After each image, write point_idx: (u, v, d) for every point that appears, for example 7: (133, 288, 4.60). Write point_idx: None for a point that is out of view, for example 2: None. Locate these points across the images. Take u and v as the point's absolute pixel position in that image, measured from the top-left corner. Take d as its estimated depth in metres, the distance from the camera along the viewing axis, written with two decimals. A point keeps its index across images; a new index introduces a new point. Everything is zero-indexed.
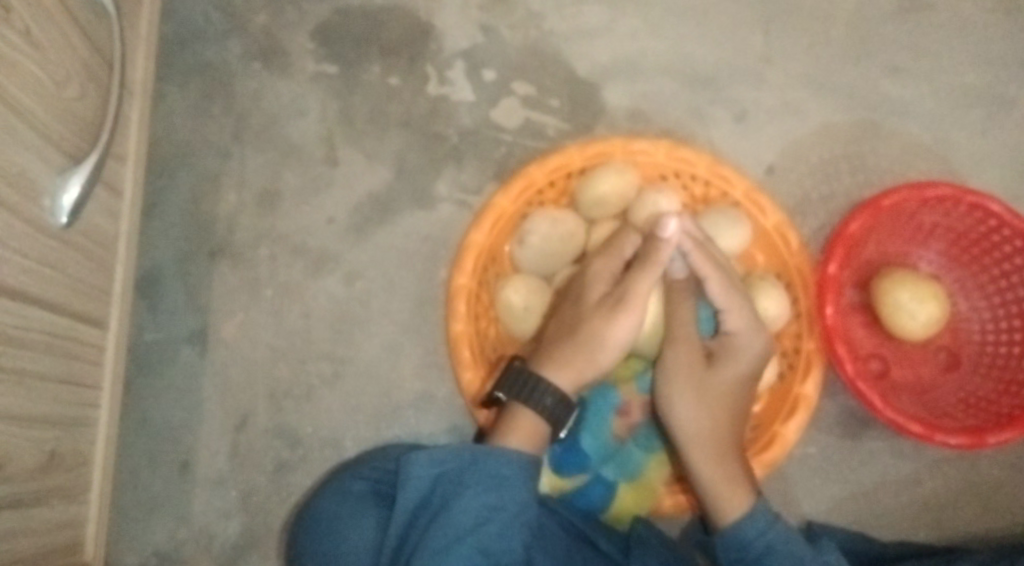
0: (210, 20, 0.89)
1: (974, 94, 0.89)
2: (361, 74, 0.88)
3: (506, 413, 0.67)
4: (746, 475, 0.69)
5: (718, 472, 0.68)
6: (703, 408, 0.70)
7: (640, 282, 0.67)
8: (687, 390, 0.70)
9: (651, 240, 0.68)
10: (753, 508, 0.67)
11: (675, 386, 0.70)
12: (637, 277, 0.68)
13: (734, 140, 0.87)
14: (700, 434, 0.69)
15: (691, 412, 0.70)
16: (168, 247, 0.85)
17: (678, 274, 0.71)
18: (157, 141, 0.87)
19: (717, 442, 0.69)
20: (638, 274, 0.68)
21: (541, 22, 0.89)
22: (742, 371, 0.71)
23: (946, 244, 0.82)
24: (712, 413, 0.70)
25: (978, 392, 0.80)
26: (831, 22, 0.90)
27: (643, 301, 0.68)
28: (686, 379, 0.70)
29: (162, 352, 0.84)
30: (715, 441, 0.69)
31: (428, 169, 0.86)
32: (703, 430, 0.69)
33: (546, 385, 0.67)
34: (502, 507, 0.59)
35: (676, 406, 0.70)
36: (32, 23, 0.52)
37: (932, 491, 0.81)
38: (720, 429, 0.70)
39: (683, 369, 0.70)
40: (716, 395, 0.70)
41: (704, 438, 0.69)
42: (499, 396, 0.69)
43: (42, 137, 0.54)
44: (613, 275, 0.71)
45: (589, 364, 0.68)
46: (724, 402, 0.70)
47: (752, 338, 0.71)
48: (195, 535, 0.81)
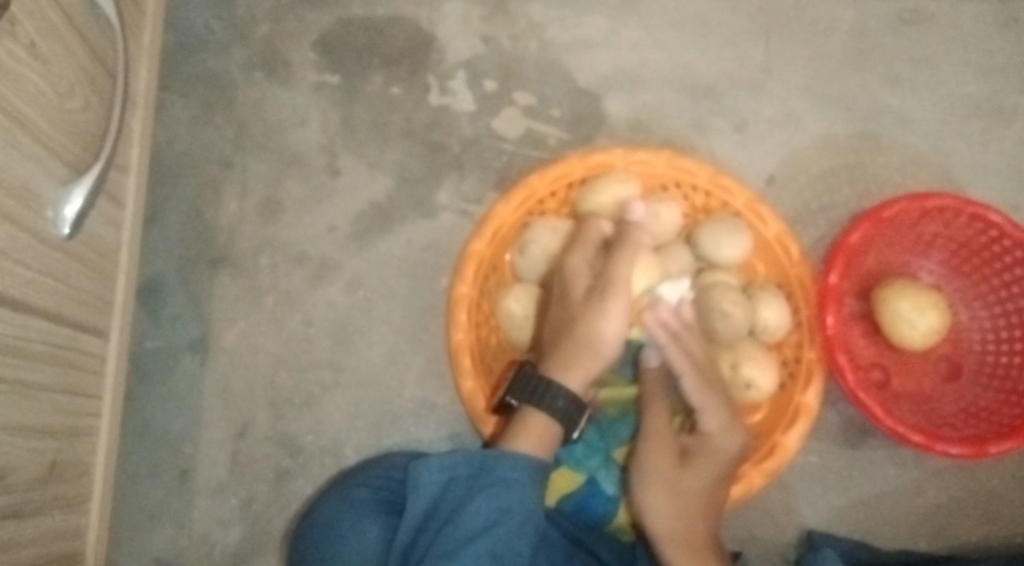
0: (213, 30, 0.90)
1: (973, 105, 0.89)
2: (363, 84, 0.88)
3: (516, 418, 0.66)
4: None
5: (687, 564, 0.65)
6: (674, 500, 0.68)
7: (620, 266, 0.66)
8: (658, 484, 0.69)
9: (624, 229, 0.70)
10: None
11: (648, 483, 0.69)
12: (617, 262, 0.66)
13: (734, 149, 0.88)
14: (672, 529, 0.67)
15: (663, 508, 0.68)
16: (170, 256, 0.86)
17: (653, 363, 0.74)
18: (159, 149, 0.87)
19: (686, 534, 0.66)
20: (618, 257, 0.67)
21: (542, 33, 0.89)
22: (715, 466, 0.69)
23: (947, 253, 0.82)
24: (682, 508, 0.67)
25: (978, 402, 0.80)
26: (831, 32, 0.90)
27: (627, 288, 0.66)
28: (660, 477, 0.69)
29: (164, 361, 0.84)
30: (686, 532, 0.66)
31: (429, 178, 0.87)
32: (674, 524, 0.67)
33: (557, 387, 0.66)
34: (510, 511, 0.58)
35: (646, 499, 0.69)
36: (36, 35, 0.52)
37: (933, 501, 0.81)
38: (690, 522, 0.67)
39: (657, 464, 0.69)
40: (687, 489, 0.68)
41: (674, 533, 0.66)
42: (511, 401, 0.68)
43: (45, 148, 0.54)
44: (590, 263, 0.70)
45: (592, 359, 0.66)
46: (695, 495, 0.68)
47: (727, 439, 0.70)
48: (195, 544, 0.81)
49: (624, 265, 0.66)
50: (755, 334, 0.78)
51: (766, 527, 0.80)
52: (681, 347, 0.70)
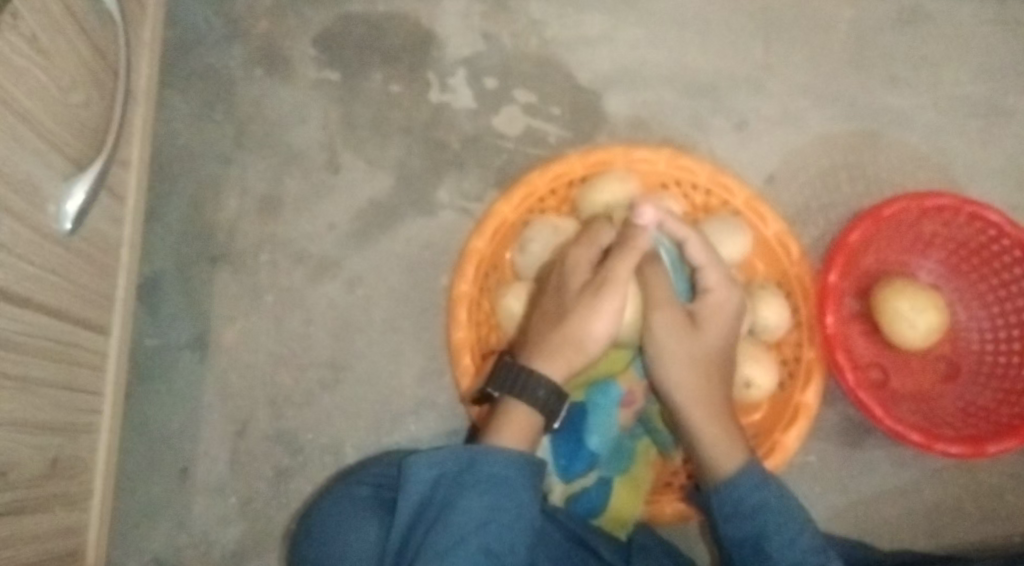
0: (212, 26, 0.89)
1: (972, 105, 0.89)
2: (363, 82, 0.88)
3: (497, 410, 0.66)
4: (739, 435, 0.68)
5: (715, 429, 0.67)
6: (694, 371, 0.68)
7: (620, 268, 0.68)
8: (676, 353, 0.68)
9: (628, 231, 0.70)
10: (748, 462, 0.66)
11: (665, 352, 0.69)
12: (619, 260, 0.68)
13: (735, 148, 0.88)
14: (695, 393, 0.68)
15: (684, 376, 0.68)
16: (169, 253, 0.85)
17: (651, 243, 0.71)
18: (159, 146, 0.87)
19: (709, 401, 0.68)
20: (616, 260, 0.69)
21: (543, 31, 0.89)
22: (722, 325, 0.70)
23: (945, 253, 0.83)
24: (703, 375, 0.68)
25: (977, 401, 0.80)
26: (830, 31, 0.90)
27: (622, 288, 0.68)
28: (675, 344, 0.68)
29: (163, 358, 0.84)
30: (709, 400, 0.68)
31: (429, 176, 0.86)
32: (697, 388, 0.68)
33: (537, 376, 0.66)
34: (500, 507, 0.59)
35: (667, 371, 0.69)
36: (39, 30, 0.52)
37: (932, 499, 0.81)
38: (710, 387, 0.68)
39: (670, 330, 0.69)
40: (704, 355, 0.69)
41: (698, 400, 0.68)
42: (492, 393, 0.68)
43: (47, 143, 0.54)
44: (593, 262, 0.71)
45: (578, 355, 0.67)
46: (711, 361, 0.69)
47: (728, 297, 0.71)
48: (194, 541, 0.80)
49: (625, 265, 0.68)
50: (755, 332, 0.78)
51: None
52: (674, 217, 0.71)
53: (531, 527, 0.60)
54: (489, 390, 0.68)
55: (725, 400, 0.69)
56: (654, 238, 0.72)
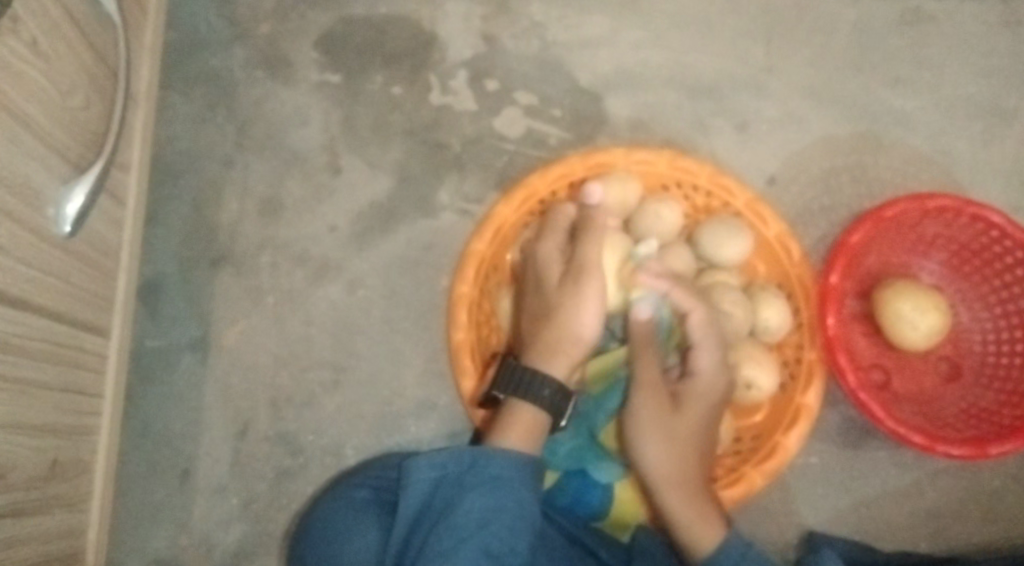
0: (214, 28, 0.90)
1: (974, 106, 0.89)
2: (364, 84, 0.88)
3: (504, 411, 0.66)
4: (715, 510, 0.68)
5: (690, 510, 0.67)
6: (672, 452, 0.68)
7: (589, 249, 0.70)
8: (654, 431, 0.69)
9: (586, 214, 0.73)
10: (724, 539, 0.65)
11: (642, 431, 0.69)
12: (588, 247, 0.70)
13: (736, 149, 0.88)
14: (672, 473, 0.68)
15: (661, 454, 0.68)
16: (171, 254, 0.86)
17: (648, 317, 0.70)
18: (161, 147, 0.87)
19: (686, 481, 0.68)
20: (586, 243, 0.70)
21: (544, 33, 0.89)
22: (706, 404, 0.70)
23: (948, 254, 0.83)
24: (679, 455, 0.68)
25: (980, 403, 0.79)
26: (832, 32, 0.90)
27: (598, 271, 0.69)
28: (654, 422, 0.69)
29: (165, 359, 0.84)
30: (686, 480, 0.68)
31: (430, 178, 0.87)
32: (674, 469, 0.68)
33: (543, 377, 0.66)
34: (501, 508, 0.58)
35: (645, 449, 0.69)
36: (38, 34, 0.52)
37: (935, 502, 0.81)
38: (688, 468, 0.68)
39: (649, 411, 0.69)
40: (683, 436, 0.69)
41: (674, 479, 0.68)
42: (498, 394, 0.68)
43: (47, 146, 0.54)
44: (561, 249, 0.73)
45: (574, 345, 0.68)
46: (690, 440, 0.69)
47: (718, 378, 0.71)
48: (195, 543, 0.80)
49: (594, 247, 0.70)
50: (755, 333, 0.78)
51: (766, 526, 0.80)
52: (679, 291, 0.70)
53: (532, 527, 0.60)
54: (495, 391, 0.68)
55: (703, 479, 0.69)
56: (652, 312, 0.70)
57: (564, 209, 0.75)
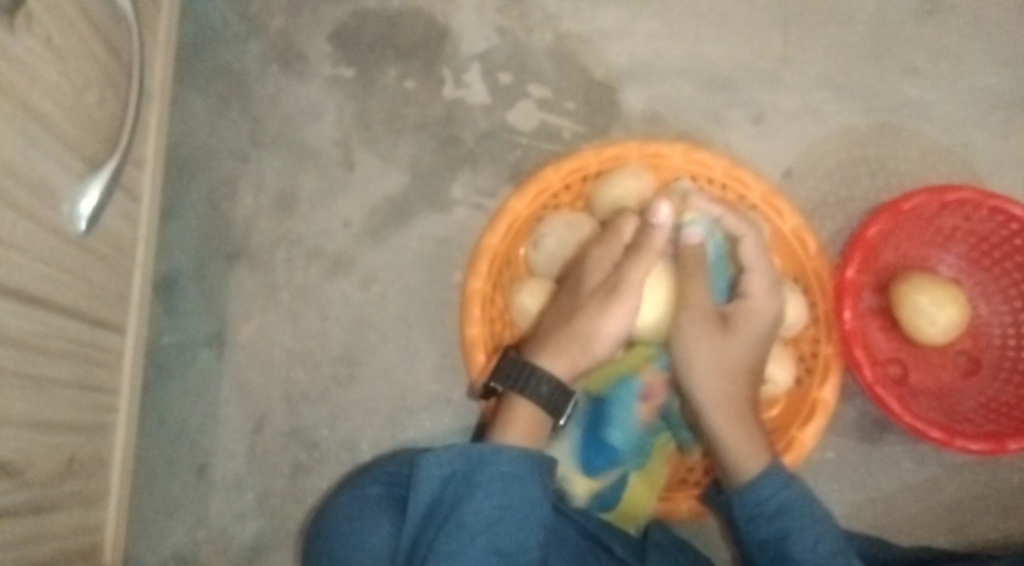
0: (228, 24, 0.90)
1: (995, 96, 0.88)
2: (377, 78, 0.88)
3: (505, 406, 0.67)
4: (761, 439, 0.69)
5: (738, 434, 0.69)
6: (723, 374, 0.69)
7: (633, 272, 0.68)
8: (706, 351, 0.69)
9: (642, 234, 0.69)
10: (767, 467, 0.68)
11: (693, 351, 0.69)
12: (631, 267, 0.68)
13: (751, 141, 0.87)
14: (722, 395, 0.69)
15: (711, 377, 0.69)
16: (186, 250, 0.86)
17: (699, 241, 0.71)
18: (176, 143, 0.88)
19: (735, 405, 0.69)
20: (632, 263, 0.68)
21: (557, 25, 0.89)
22: (759, 327, 0.71)
23: (966, 247, 0.81)
24: (729, 378, 0.69)
25: (999, 397, 0.79)
26: (850, 22, 0.89)
27: (637, 293, 0.67)
28: (705, 343, 0.69)
29: (181, 355, 0.84)
30: (735, 404, 0.69)
31: (443, 172, 0.86)
32: (723, 391, 0.69)
33: (540, 373, 0.67)
34: (510, 507, 0.59)
35: (696, 370, 0.69)
36: (52, 32, 0.53)
37: (953, 497, 0.80)
38: (737, 392, 0.69)
39: (701, 331, 0.69)
40: (734, 357, 0.70)
41: (723, 402, 0.69)
42: (496, 387, 0.69)
43: (61, 144, 0.54)
44: (611, 259, 0.70)
45: (584, 353, 0.68)
46: (740, 364, 0.70)
47: (770, 303, 0.71)
48: (213, 536, 0.81)
49: (638, 270, 0.68)
50: None
51: None
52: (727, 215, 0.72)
53: (542, 525, 0.60)
54: (493, 385, 0.68)
55: (750, 402, 0.70)
56: (701, 236, 0.71)
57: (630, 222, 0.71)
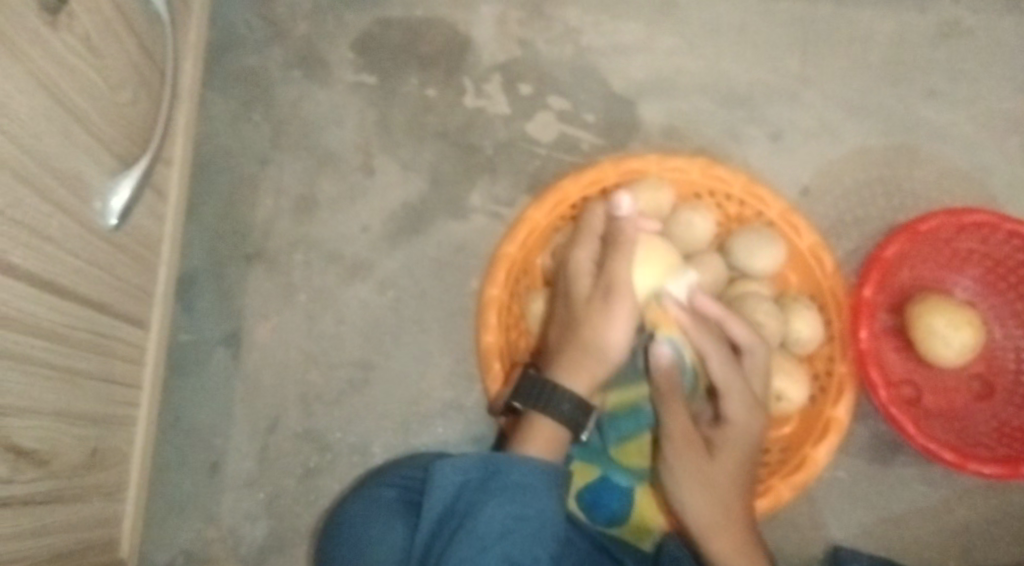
0: (253, 27, 0.90)
1: (1011, 120, 0.88)
2: (399, 85, 0.89)
3: (523, 422, 0.67)
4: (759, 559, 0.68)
5: (734, 557, 0.67)
6: (711, 497, 0.69)
7: (621, 266, 0.68)
8: (691, 476, 0.70)
9: (616, 227, 0.70)
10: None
11: (678, 479, 0.70)
12: (616, 262, 0.68)
13: (769, 159, 0.87)
14: (712, 519, 0.68)
15: (699, 503, 0.69)
16: (206, 250, 0.87)
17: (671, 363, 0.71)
18: (200, 144, 0.88)
19: (731, 524, 0.68)
20: (615, 260, 0.68)
21: (579, 38, 0.90)
22: (743, 449, 0.71)
23: (982, 270, 0.82)
24: (716, 498, 0.69)
25: (1012, 421, 0.79)
26: (869, 43, 0.89)
27: (630, 290, 0.68)
28: (687, 471, 0.70)
29: (197, 353, 0.85)
30: (729, 525, 0.68)
31: (462, 180, 0.87)
32: (712, 515, 0.69)
33: (563, 391, 0.67)
34: (524, 517, 0.59)
35: (683, 497, 0.70)
36: (92, 29, 0.53)
37: (963, 520, 0.80)
38: (730, 511, 0.69)
39: (686, 459, 0.70)
40: (720, 479, 0.69)
41: (715, 525, 0.68)
42: (516, 404, 0.68)
43: (96, 140, 0.55)
44: (594, 258, 0.72)
45: (599, 364, 0.68)
46: (728, 487, 0.70)
47: (752, 420, 0.71)
48: (222, 536, 0.81)
49: (625, 263, 0.68)
50: (787, 345, 0.77)
51: (791, 539, 0.79)
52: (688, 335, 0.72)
53: (556, 537, 0.60)
54: (513, 402, 0.68)
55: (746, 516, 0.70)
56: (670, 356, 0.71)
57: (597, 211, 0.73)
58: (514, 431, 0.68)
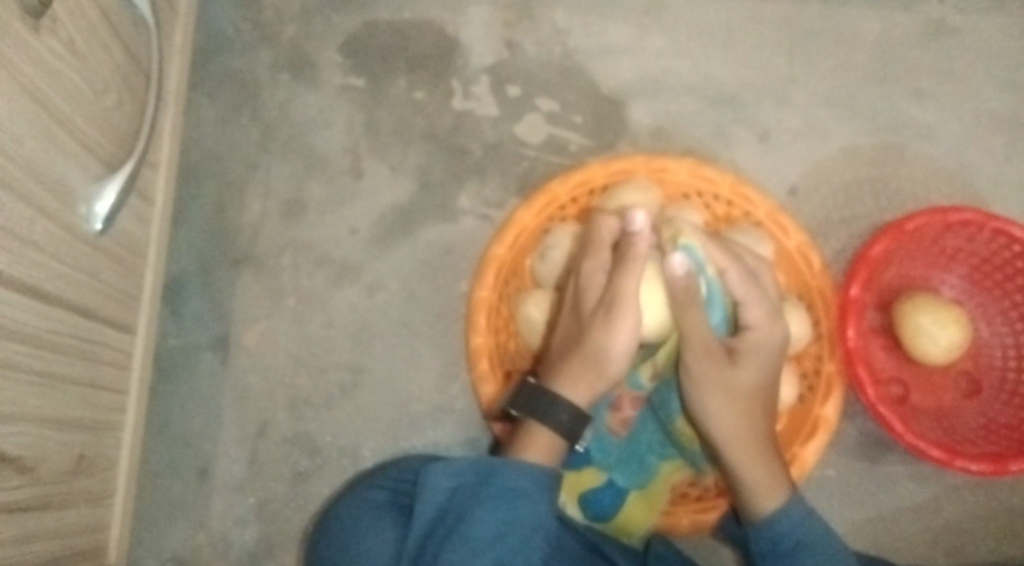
0: (241, 31, 0.90)
1: (997, 119, 0.89)
2: (388, 88, 0.89)
3: (521, 430, 0.68)
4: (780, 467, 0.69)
5: (757, 471, 0.68)
6: (735, 410, 0.68)
7: (625, 282, 0.67)
8: (714, 392, 0.68)
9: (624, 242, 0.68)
10: (787, 500, 0.67)
11: (704, 389, 0.68)
12: (622, 278, 0.67)
13: (757, 159, 0.88)
14: (736, 433, 0.68)
15: (724, 418, 0.68)
16: (194, 254, 0.86)
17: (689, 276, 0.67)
18: (187, 148, 0.88)
19: (753, 439, 0.68)
20: (620, 273, 0.67)
21: (566, 40, 0.90)
22: (765, 360, 0.69)
23: (968, 269, 0.82)
24: (743, 415, 0.68)
25: (999, 418, 0.79)
26: (855, 44, 0.90)
27: (634, 302, 0.67)
28: (711, 382, 0.68)
29: (185, 358, 0.85)
30: (751, 441, 0.68)
31: (451, 182, 0.87)
32: (737, 429, 0.68)
33: (559, 400, 0.67)
34: (517, 521, 0.59)
35: (708, 407, 0.68)
36: (75, 34, 0.53)
37: (952, 517, 0.81)
38: (753, 428, 0.68)
39: (709, 375, 0.68)
40: (743, 393, 0.68)
41: (739, 438, 0.68)
42: (513, 413, 0.69)
43: (80, 145, 0.55)
44: (605, 270, 0.70)
45: (598, 380, 0.68)
46: (752, 399, 0.69)
47: (773, 328, 0.69)
48: (212, 541, 0.81)
49: (630, 278, 0.67)
50: None
51: None
52: (706, 246, 0.69)
53: (547, 541, 0.60)
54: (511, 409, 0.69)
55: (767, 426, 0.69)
56: (688, 267, 0.67)
57: (608, 222, 0.71)
58: (511, 438, 0.69)
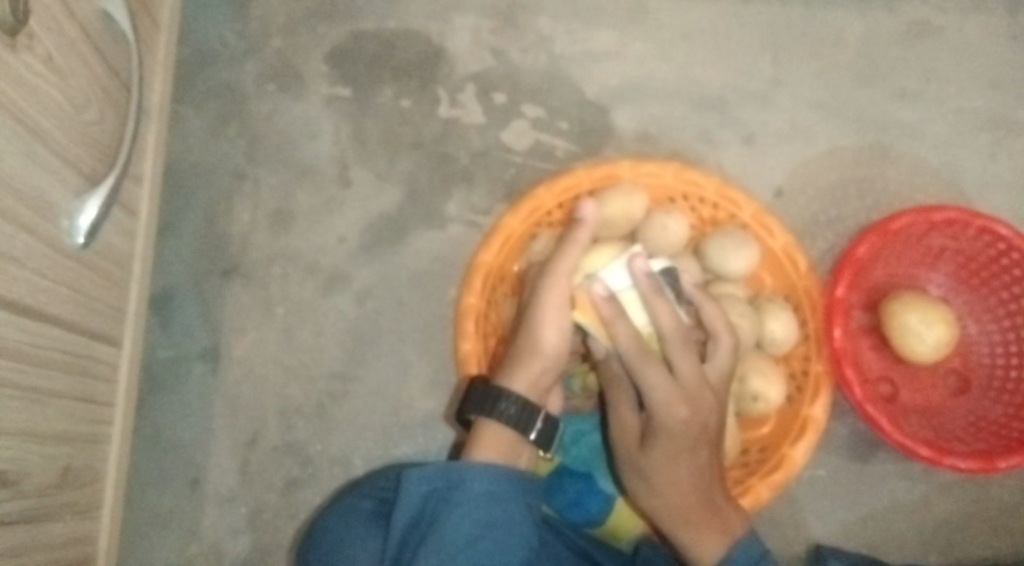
0: (227, 43, 0.91)
1: (982, 118, 0.89)
2: (374, 98, 0.89)
3: (475, 431, 0.67)
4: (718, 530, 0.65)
5: (690, 533, 0.65)
6: (649, 483, 0.67)
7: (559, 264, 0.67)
8: (633, 471, 0.68)
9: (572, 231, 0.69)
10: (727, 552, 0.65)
11: (626, 469, 0.69)
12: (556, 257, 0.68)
13: (742, 162, 0.88)
14: (662, 506, 0.67)
15: (648, 491, 0.67)
16: (182, 266, 0.87)
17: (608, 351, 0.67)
18: (174, 160, 0.89)
19: (674, 509, 0.66)
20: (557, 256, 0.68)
21: (551, 46, 0.90)
22: (674, 438, 0.65)
23: (955, 267, 0.82)
24: (663, 486, 0.66)
25: (988, 415, 0.79)
26: (839, 45, 0.90)
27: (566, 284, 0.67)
28: (627, 462, 0.68)
29: (175, 369, 0.85)
30: (680, 510, 0.66)
31: (438, 190, 0.87)
32: (661, 503, 0.67)
33: (501, 391, 0.66)
34: (492, 525, 0.59)
35: (633, 486, 0.69)
36: (53, 50, 0.54)
37: (943, 514, 0.81)
38: (678, 496, 0.66)
39: (625, 456, 0.69)
40: (656, 472, 0.66)
41: (667, 509, 0.66)
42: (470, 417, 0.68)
43: (60, 159, 0.55)
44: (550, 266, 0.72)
45: (535, 360, 0.67)
46: (671, 475, 0.65)
47: (676, 407, 0.64)
48: (205, 551, 0.81)
49: (566, 262, 0.67)
50: (763, 346, 0.77)
51: (774, 540, 0.80)
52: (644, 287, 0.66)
53: (526, 543, 0.60)
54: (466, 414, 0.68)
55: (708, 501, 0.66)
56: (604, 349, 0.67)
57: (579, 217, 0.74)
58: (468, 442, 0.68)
